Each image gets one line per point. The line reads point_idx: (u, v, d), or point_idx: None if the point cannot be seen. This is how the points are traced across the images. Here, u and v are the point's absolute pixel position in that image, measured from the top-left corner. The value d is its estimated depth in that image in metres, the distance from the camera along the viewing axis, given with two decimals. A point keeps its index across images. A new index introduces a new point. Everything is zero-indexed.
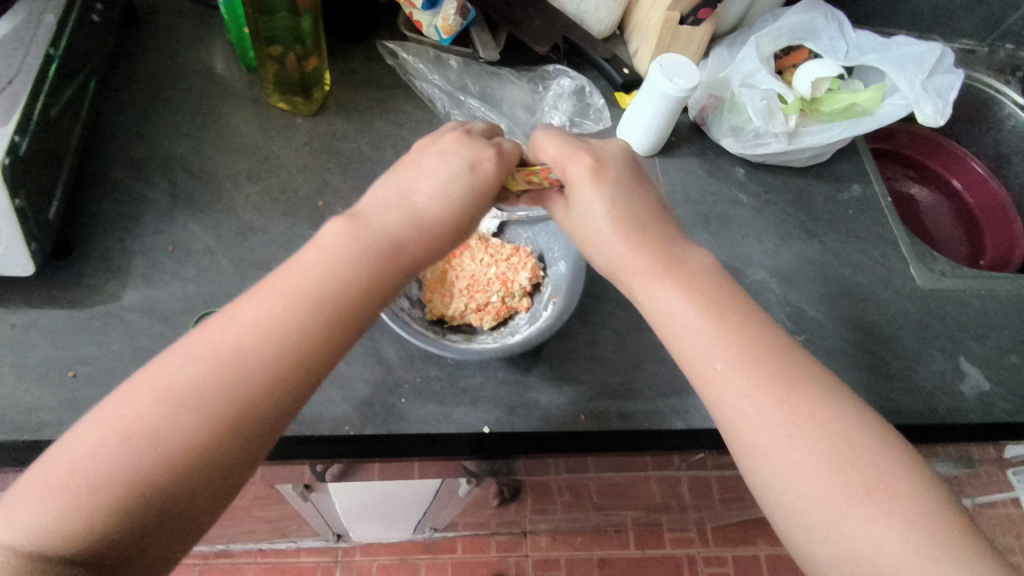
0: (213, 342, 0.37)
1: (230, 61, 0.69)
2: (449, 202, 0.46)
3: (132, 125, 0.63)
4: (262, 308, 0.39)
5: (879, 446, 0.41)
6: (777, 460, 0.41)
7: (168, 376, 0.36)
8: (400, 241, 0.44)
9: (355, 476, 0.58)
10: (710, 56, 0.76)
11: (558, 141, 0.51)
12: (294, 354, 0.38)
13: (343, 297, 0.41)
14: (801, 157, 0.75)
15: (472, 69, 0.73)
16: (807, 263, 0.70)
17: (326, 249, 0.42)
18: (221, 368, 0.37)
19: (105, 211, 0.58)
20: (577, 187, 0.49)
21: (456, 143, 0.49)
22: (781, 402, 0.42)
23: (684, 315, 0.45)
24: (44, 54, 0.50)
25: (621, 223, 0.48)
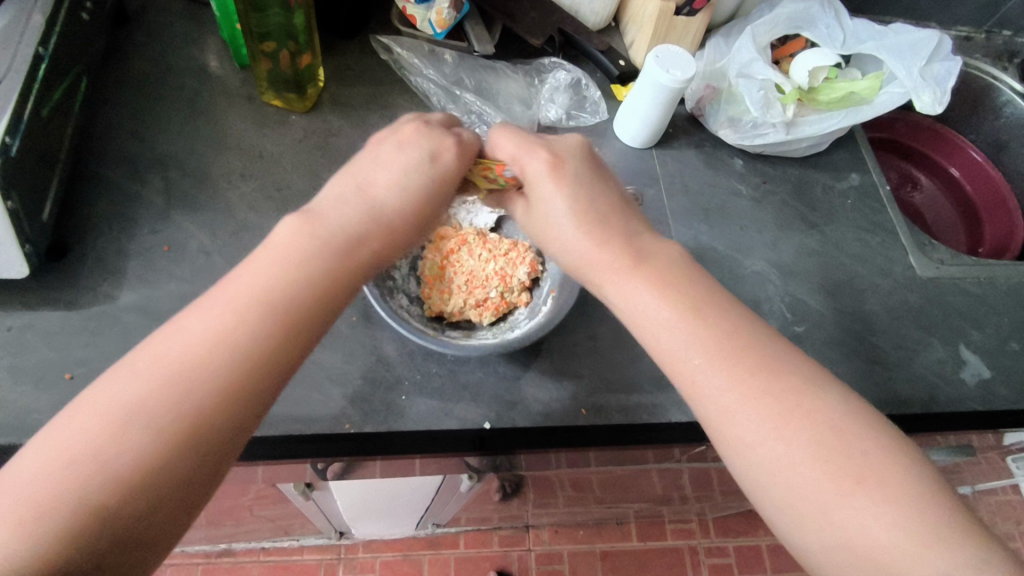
0: (162, 355, 0.37)
1: (223, 58, 0.68)
2: (407, 193, 0.47)
3: (124, 125, 0.62)
4: (215, 316, 0.38)
5: (867, 432, 0.41)
6: (762, 452, 0.41)
7: (117, 392, 0.35)
8: (358, 241, 0.44)
9: (356, 474, 0.58)
10: (707, 46, 0.75)
11: (511, 139, 0.51)
12: (251, 360, 0.38)
13: (301, 300, 0.40)
14: (799, 147, 0.74)
15: (467, 63, 0.72)
16: (806, 253, 0.70)
17: (280, 253, 0.41)
18: (174, 380, 0.36)
19: (99, 212, 0.57)
20: (536, 185, 0.49)
21: (415, 134, 0.49)
22: (763, 393, 0.42)
23: (660, 313, 0.45)
24: (32, 53, 0.50)
25: (586, 220, 0.48)
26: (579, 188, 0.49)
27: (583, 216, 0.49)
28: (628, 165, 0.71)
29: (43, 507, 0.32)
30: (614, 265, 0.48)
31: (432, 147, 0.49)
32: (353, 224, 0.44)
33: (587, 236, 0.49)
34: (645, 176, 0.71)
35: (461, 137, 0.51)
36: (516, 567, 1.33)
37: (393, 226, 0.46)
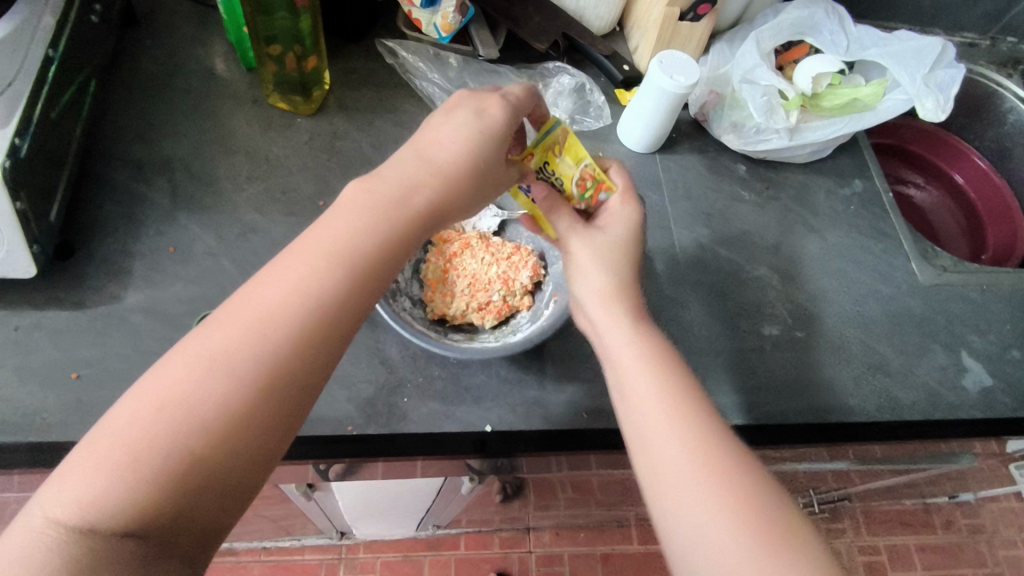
0: (241, 307, 0.36)
1: (230, 60, 0.69)
2: (467, 148, 0.44)
3: (132, 126, 0.63)
4: (298, 277, 0.37)
5: (756, 474, 0.40)
6: (657, 450, 0.41)
7: (199, 352, 0.34)
8: (429, 201, 0.42)
9: (359, 475, 0.59)
10: (710, 52, 0.76)
11: (620, 181, 0.54)
12: (329, 326, 0.37)
13: (378, 265, 0.39)
14: (803, 153, 0.74)
15: (472, 67, 0.72)
16: (808, 259, 0.70)
17: (358, 214, 0.40)
18: (258, 342, 0.35)
19: (107, 212, 0.58)
20: (609, 219, 0.52)
21: (462, 98, 0.47)
22: (690, 431, 0.41)
23: (626, 336, 0.47)
24: (42, 55, 0.50)
25: (619, 258, 0.50)
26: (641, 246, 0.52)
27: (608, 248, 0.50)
28: (632, 170, 0.71)
29: (133, 463, 0.31)
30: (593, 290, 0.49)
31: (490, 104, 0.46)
32: (427, 184, 0.42)
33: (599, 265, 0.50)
34: (648, 181, 0.71)
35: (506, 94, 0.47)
36: (516, 569, 1.33)
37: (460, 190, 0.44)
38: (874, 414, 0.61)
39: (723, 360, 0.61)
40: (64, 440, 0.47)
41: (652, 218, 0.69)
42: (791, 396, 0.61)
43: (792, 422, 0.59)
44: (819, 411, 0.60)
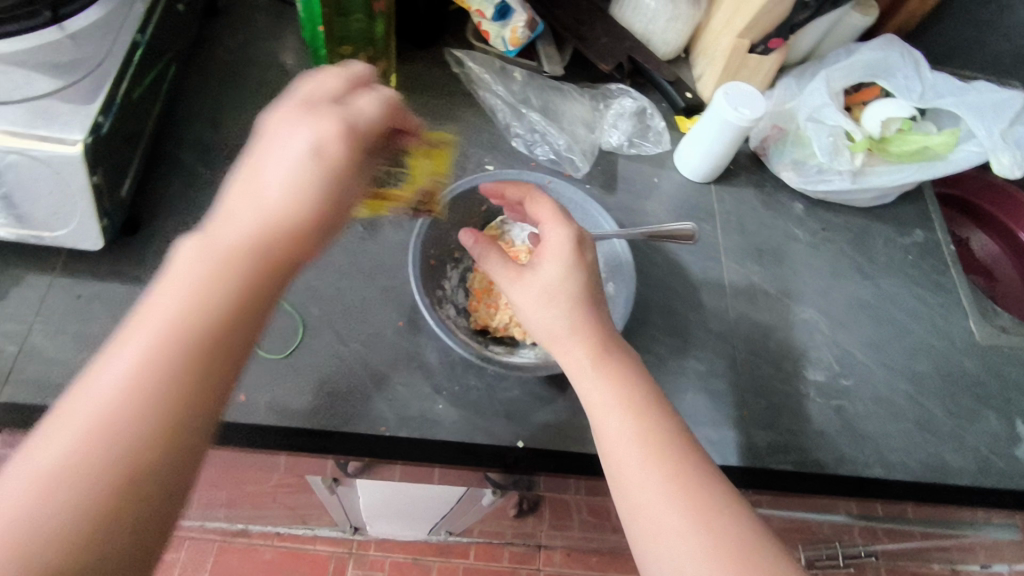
0: (70, 413, 0.31)
1: (301, 57, 0.71)
2: (302, 192, 0.36)
3: (203, 113, 0.65)
4: (128, 352, 0.32)
5: (721, 493, 0.42)
6: (629, 477, 0.42)
7: (20, 467, 0.29)
8: (280, 234, 0.36)
9: (377, 472, 0.60)
10: (776, 86, 0.74)
11: (546, 206, 0.51)
12: (180, 380, 0.32)
13: (227, 308, 0.34)
14: (864, 197, 0.73)
15: (536, 82, 0.73)
16: (860, 307, 0.68)
17: (195, 266, 0.34)
18: (91, 430, 0.30)
19: (173, 193, 0.60)
20: (542, 251, 0.48)
21: (291, 117, 0.39)
22: (655, 469, 0.42)
23: (583, 367, 0.45)
24: (131, 40, 0.53)
25: (560, 298, 0.46)
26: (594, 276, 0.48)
27: (552, 287, 0.47)
28: (686, 199, 0.71)
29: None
30: (548, 323, 0.46)
31: (334, 121, 0.39)
32: (278, 217, 0.36)
33: (551, 307, 0.46)
34: (702, 211, 0.70)
35: (341, 101, 0.40)
36: None
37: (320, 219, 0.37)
38: (915, 473, 0.59)
39: (761, 401, 0.60)
40: None
41: (702, 249, 0.68)
42: (830, 445, 0.59)
43: (828, 472, 0.57)
44: (858, 464, 0.58)
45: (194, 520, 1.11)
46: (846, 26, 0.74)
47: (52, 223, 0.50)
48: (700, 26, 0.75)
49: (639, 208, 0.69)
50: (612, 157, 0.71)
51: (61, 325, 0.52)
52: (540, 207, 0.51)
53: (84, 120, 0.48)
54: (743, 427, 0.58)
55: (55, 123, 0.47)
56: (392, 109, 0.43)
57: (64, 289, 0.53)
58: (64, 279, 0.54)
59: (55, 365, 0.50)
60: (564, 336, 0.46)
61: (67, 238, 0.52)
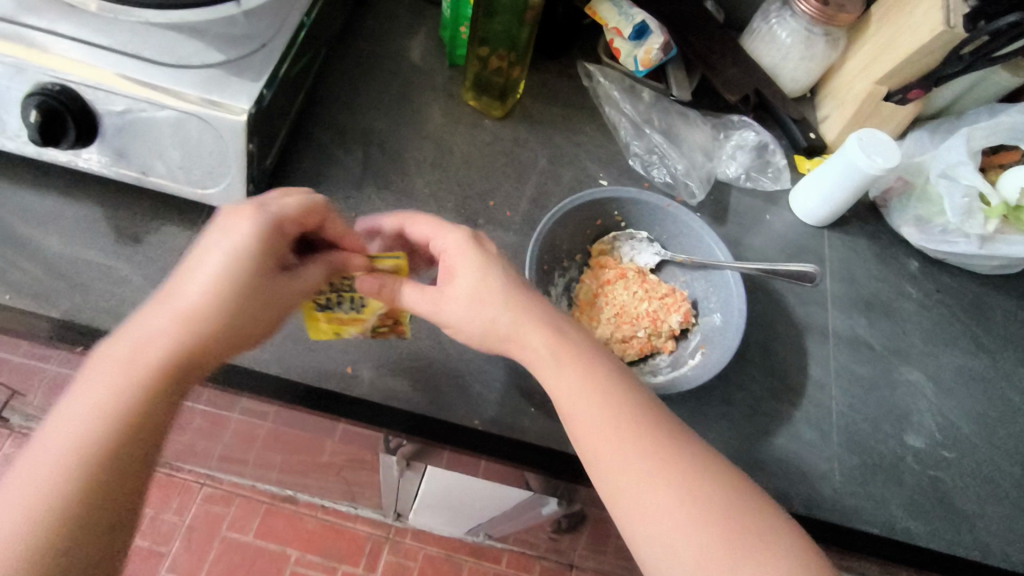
0: (51, 444, 0.38)
1: (435, 53, 0.73)
2: (219, 294, 0.42)
3: (341, 96, 0.68)
4: (105, 384, 0.39)
5: (701, 461, 0.44)
6: (609, 457, 0.43)
7: (23, 459, 0.38)
8: (196, 328, 0.42)
9: (427, 458, 0.61)
10: (906, 138, 0.72)
11: (427, 222, 0.51)
12: (124, 422, 0.39)
13: (162, 373, 0.40)
14: (988, 264, 0.69)
15: (661, 105, 0.73)
16: (971, 378, 0.65)
17: (152, 330, 0.41)
18: (62, 446, 0.38)
19: (306, 168, 0.63)
20: (452, 261, 0.49)
21: (228, 219, 0.44)
22: (629, 449, 0.43)
23: (543, 360, 0.46)
24: (298, 22, 0.56)
25: (485, 301, 0.47)
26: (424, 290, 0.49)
27: (466, 296, 0.48)
28: (798, 240, 0.69)
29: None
30: (488, 332, 0.47)
31: (253, 226, 0.43)
32: (195, 306, 0.42)
33: (478, 314, 0.47)
34: (813, 255, 0.69)
35: (265, 205, 0.45)
36: None
37: (229, 304, 0.42)
38: (1014, 563, 0.55)
39: (856, 458, 0.58)
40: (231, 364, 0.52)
41: (808, 293, 0.66)
42: (924, 516, 0.56)
43: (920, 545, 0.55)
44: (952, 542, 0.55)
45: (250, 478, 1.15)
46: (991, 84, 0.70)
47: (206, 180, 0.54)
48: (833, 67, 0.74)
49: (748, 243, 0.68)
50: (726, 188, 0.70)
51: None
52: (422, 225, 0.51)
53: (251, 91, 0.51)
54: (833, 483, 0.56)
55: (227, 91, 0.51)
56: (305, 211, 0.47)
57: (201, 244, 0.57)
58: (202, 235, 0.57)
59: None
60: (500, 337, 0.47)
61: (215, 197, 0.55)
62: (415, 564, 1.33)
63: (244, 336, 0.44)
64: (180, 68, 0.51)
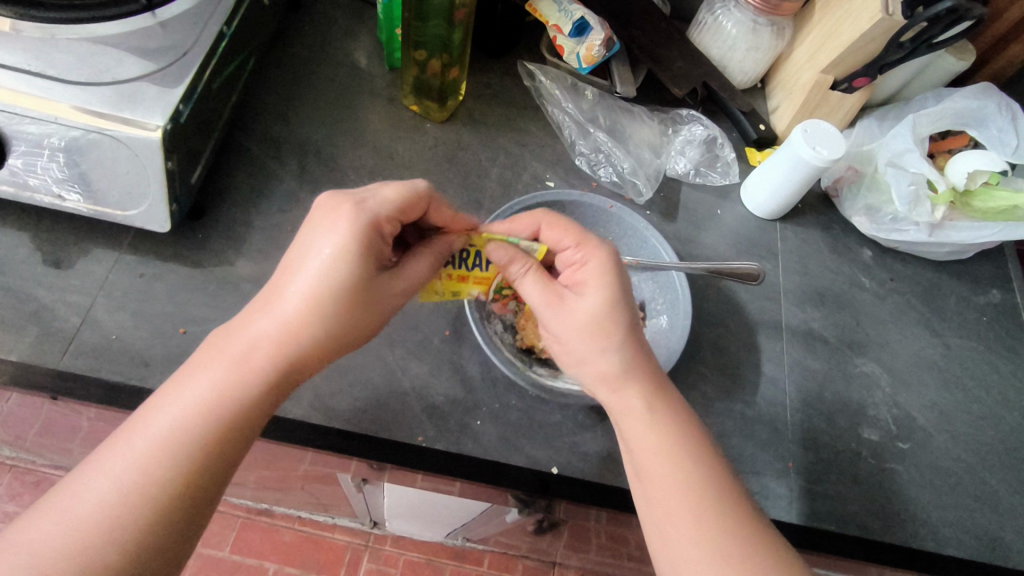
0: (160, 419, 0.39)
1: (375, 57, 0.71)
2: (334, 287, 0.42)
3: (277, 106, 0.66)
4: (210, 378, 0.40)
5: (774, 562, 0.41)
6: (675, 531, 0.41)
7: (119, 447, 0.38)
8: (299, 337, 0.42)
9: (398, 474, 0.59)
10: (856, 126, 0.72)
11: (567, 231, 0.49)
12: (222, 423, 0.39)
13: (264, 376, 0.41)
14: (939, 251, 0.69)
15: (606, 102, 0.72)
16: (925, 366, 0.64)
17: (259, 331, 0.41)
18: (164, 439, 0.38)
19: (240, 182, 0.61)
20: (583, 279, 0.47)
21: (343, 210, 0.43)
22: (710, 531, 0.41)
23: (637, 411, 0.45)
24: (218, 31, 0.54)
25: (598, 325, 0.46)
26: (543, 286, 0.48)
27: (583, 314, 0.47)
28: (749, 234, 0.68)
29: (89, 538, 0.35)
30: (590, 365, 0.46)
31: (356, 228, 0.42)
32: (299, 315, 0.41)
33: (584, 343, 0.46)
34: (764, 249, 0.68)
35: (365, 202, 0.44)
36: None
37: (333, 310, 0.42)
38: (971, 552, 0.55)
39: (811, 454, 0.57)
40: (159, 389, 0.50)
41: (759, 287, 0.65)
42: (880, 510, 0.56)
43: (877, 539, 0.54)
44: (909, 534, 0.55)
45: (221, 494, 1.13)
46: (938, 68, 0.70)
47: (125, 202, 0.52)
48: (780, 57, 0.73)
49: (699, 239, 0.67)
50: (676, 184, 0.69)
51: (123, 301, 0.53)
52: (556, 236, 0.50)
53: (166, 108, 0.49)
54: (788, 480, 0.56)
55: (140, 108, 0.49)
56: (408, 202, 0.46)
57: (128, 265, 0.55)
58: (130, 257, 0.55)
59: (113, 338, 0.51)
60: (602, 376, 0.46)
61: (136, 219, 0.53)
62: (397, 570, 1.31)
63: (346, 341, 0.44)
64: (90, 85, 0.49)
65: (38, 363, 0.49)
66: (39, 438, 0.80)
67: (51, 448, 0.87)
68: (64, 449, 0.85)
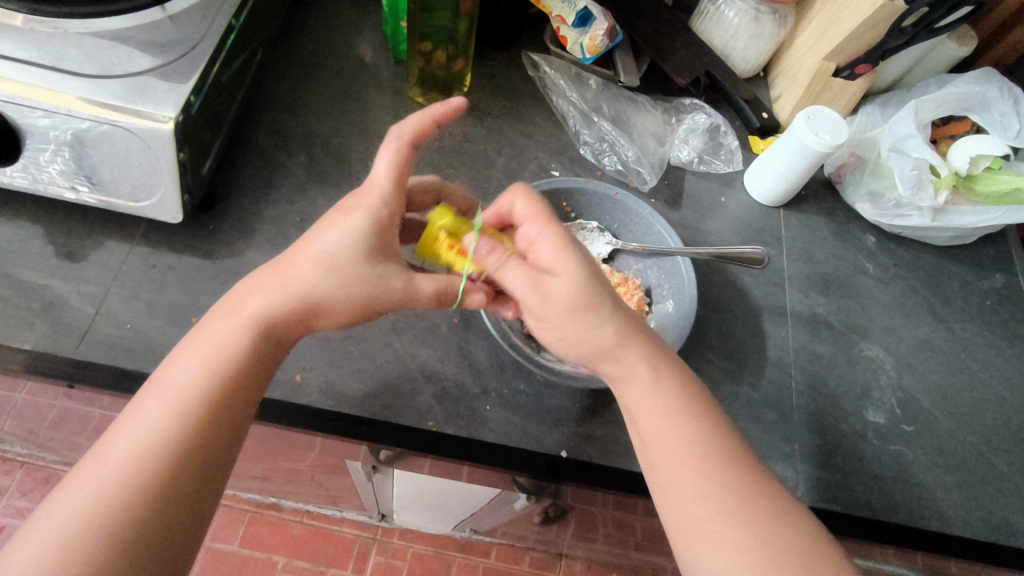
0: (205, 349, 0.41)
1: (380, 50, 0.72)
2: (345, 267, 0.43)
3: (284, 98, 0.67)
4: (232, 325, 0.42)
5: (771, 503, 0.42)
6: (676, 483, 0.42)
7: (168, 376, 0.40)
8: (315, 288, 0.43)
9: (406, 462, 0.60)
10: (859, 113, 0.72)
11: (529, 203, 0.48)
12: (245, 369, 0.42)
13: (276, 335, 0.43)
14: (943, 236, 0.70)
15: (609, 92, 0.72)
16: (928, 350, 0.65)
17: (234, 326, 0.42)
18: (200, 370, 0.41)
19: (248, 174, 0.62)
20: (547, 252, 0.45)
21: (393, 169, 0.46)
22: (711, 480, 0.42)
23: (631, 375, 0.45)
24: (226, 24, 0.55)
25: (584, 305, 0.44)
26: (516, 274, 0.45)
27: (562, 290, 0.44)
28: (753, 221, 0.69)
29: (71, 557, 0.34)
30: (576, 342, 0.45)
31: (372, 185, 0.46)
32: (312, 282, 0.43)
33: (578, 325, 0.44)
34: (768, 235, 0.68)
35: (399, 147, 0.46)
36: None
37: (332, 309, 0.44)
38: (976, 532, 0.56)
39: (816, 437, 0.58)
40: None
41: (763, 274, 0.66)
42: (885, 490, 0.56)
43: (882, 520, 0.55)
44: (914, 515, 0.56)
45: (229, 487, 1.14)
46: (939, 55, 0.70)
47: (138, 194, 0.53)
48: (782, 46, 0.73)
49: (704, 227, 0.67)
50: (680, 172, 0.70)
51: (136, 291, 0.54)
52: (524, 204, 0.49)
53: (177, 99, 0.50)
54: (794, 462, 0.56)
55: (151, 100, 0.49)
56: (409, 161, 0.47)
57: (141, 257, 0.56)
58: (142, 249, 0.56)
59: (127, 327, 0.52)
60: (590, 351, 0.45)
61: (149, 210, 0.54)
62: (405, 563, 1.32)
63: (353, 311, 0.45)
64: (101, 78, 0.49)
65: (54, 352, 0.50)
66: (54, 431, 0.81)
67: (64, 441, 0.88)
68: (76, 442, 0.86)
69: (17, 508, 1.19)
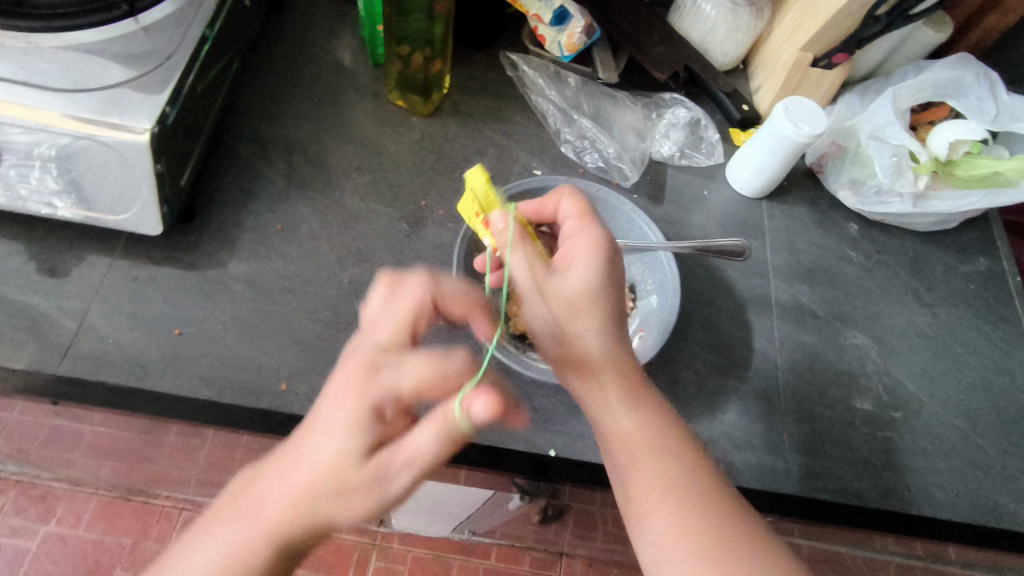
0: (315, 465, 0.37)
1: (359, 54, 0.72)
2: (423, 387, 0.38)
3: (261, 106, 0.67)
4: (338, 437, 0.37)
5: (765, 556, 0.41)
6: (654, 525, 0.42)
7: (277, 478, 0.38)
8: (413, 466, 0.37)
9: None
10: (838, 102, 0.73)
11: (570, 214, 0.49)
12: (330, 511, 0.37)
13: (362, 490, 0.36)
14: (923, 221, 0.70)
15: (589, 89, 0.73)
16: (914, 335, 0.65)
17: (335, 447, 0.37)
18: (306, 481, 0.37)
19: (228, 183, 0.61)
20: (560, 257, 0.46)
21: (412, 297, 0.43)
22: (694, 516, 0.41)
23: (603, 400, 0.44)
24: (199, 35, 0.55)
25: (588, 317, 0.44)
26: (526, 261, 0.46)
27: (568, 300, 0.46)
28: (736, 214, 0.69)
29: None
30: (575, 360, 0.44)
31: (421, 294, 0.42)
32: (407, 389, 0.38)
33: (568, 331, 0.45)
34: (751, 227, 0.69)
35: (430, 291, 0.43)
36: None
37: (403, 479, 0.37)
38: (967, 515, 0.56)
39: (806, 426, 0.58)
40: (157, 388, 0.51)
41: (748, 265, 0.66)
42: (875, 477, 0.56)
43: (875, 507, 0.55)
44: (906, 500, 0.56)
45: None
46: (915, 41, 0.71)
47: (116, 207, 0.53)
48: (760, 37, 0.73)
49: (687, 220, 0.67)
50: (662, 167, 0.70)
51: (117, 305, 0.54)
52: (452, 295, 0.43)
53: (152, 110, 0.50)
54: (783, 452, 0.56)
55: (126, 112, 0.49)
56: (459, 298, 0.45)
57: (122, 269, 0.55)
58: (123, 262, 0.56)
59: (108, 342, 0.52)
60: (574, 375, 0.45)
61: (129, 222, 0.54)
62: (405, 567, 1.32)
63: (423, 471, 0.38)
64: (76, 92, 0.49)
65: (35, 369, 0.50)
66: (43, 449, 0.81)
67: (54, 458, 0.88)
68: (67, 459, 0.85)
69: (11, 528, 1.18)
